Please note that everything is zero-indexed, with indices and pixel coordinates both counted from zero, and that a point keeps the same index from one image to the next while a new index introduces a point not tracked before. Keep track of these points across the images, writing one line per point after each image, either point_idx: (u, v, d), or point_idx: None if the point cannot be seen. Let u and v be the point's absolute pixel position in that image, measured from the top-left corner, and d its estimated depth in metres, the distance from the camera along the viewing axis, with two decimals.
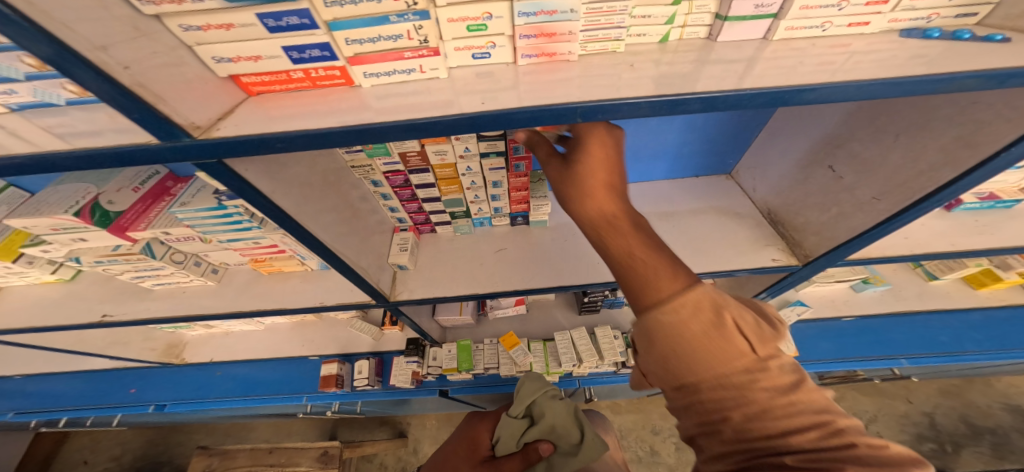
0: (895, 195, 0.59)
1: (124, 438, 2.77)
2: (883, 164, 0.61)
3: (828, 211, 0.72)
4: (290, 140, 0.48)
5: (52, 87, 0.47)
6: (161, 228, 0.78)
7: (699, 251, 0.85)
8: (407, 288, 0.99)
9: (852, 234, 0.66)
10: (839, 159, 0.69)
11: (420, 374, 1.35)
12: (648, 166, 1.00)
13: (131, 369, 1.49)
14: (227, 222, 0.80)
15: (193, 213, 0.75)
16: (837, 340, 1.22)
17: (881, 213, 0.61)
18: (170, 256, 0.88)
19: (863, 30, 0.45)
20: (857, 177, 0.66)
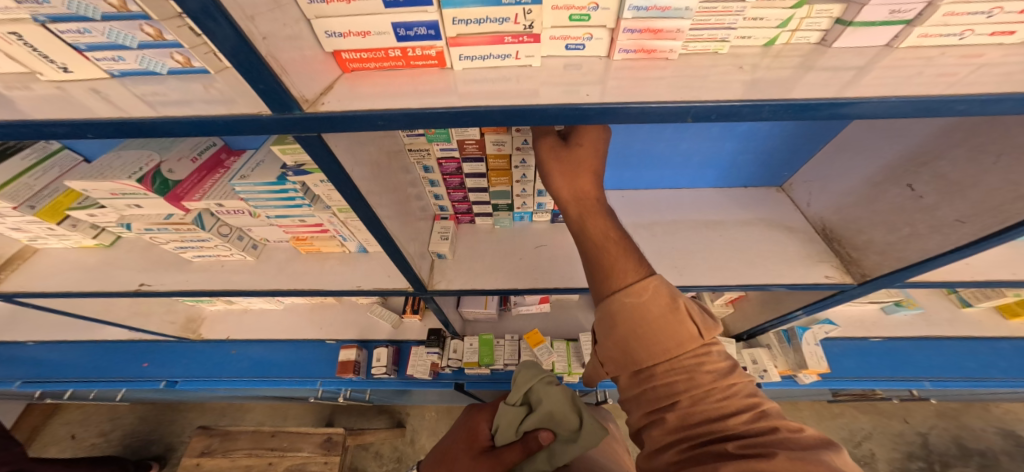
0: (983, 219, 0.60)
1: (115, 413, 2.71)
2: (976, 185, 0.62)
3: (898, 231, 0.74)
4: (392, 118, 0.47)
5: (161, 56, 0.49)
6: (213, 200, 0.81)
7: (746, 263, 0.88)
8: (446, 278, 0.98)
9: (923, 256, 0.68)
10: (920, 178, 0.71)
11: (439, 366, 1.30)
12: (696, 172, 1.07)
13: (143, 342, 1.46)
14: (281, 196, 0.80)
15: (251, 187, 0.77)
16: (862, 358, 1.26)
17: (963, 237, 0.62)
18: (218, 227, 0.89)
19: (1005, 40, 0.47)
20: (941, 198, 0.67)
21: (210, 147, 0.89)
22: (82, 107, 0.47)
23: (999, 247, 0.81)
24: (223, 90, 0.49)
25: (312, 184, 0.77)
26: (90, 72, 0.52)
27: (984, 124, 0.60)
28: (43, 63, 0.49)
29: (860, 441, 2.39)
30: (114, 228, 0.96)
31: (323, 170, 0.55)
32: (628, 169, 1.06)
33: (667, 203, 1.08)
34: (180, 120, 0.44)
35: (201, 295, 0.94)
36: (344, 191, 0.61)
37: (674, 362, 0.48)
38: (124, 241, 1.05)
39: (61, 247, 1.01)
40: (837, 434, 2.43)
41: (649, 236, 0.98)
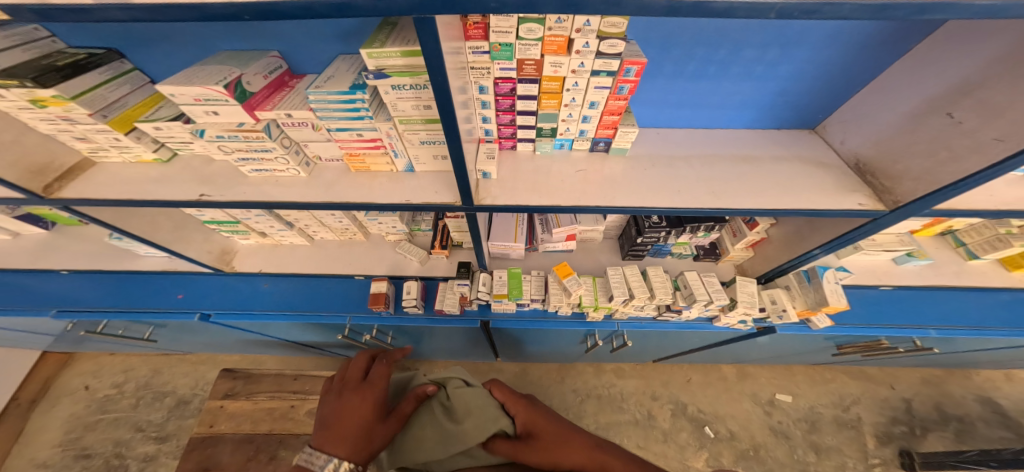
0: (1019, 135, 0.64)
1: (127, 366, 2.74)
2: (1015, 106, 0.66)
3: (935, 156, 0.79)
4: (506, 1, 0.47)
5: None
6: (283, 110, 0.88)
7: (780, 190, 0.95)
8: (491, 195, 1.02)
9: (961, 176, 0.72)
10: (962, 106, 0.75)
11: (467, 300, 1.33)
12: (735, 112, 1.11)
13: (175, 275, 1.47)
14: (348, 110, 0.86)
15: (324, 96, 0.83)
16: (872, 307, 1.33)
17: (997, 154, 0.67)
18: (281, 139, 0.93)
19: None
20: (979, 121, 0.71)
21: (276, 69, 0.99)
22: None
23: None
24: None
25: (382, 91, 0.83)
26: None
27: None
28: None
29: (847, 406, 2.56)
30: (175, 143, 1.02)
31: (426, 56, 0.59)
32: (667, 109, 1.11)
33: (703, 140, 1.13)
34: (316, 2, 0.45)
35: (256, 207, 0.97)
36: (433, 74, 0.63)
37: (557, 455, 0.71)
38: (179, 159, 1.10)
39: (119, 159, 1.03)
40: (827, 398, 2.60)
41: (686, 165, 1.06)
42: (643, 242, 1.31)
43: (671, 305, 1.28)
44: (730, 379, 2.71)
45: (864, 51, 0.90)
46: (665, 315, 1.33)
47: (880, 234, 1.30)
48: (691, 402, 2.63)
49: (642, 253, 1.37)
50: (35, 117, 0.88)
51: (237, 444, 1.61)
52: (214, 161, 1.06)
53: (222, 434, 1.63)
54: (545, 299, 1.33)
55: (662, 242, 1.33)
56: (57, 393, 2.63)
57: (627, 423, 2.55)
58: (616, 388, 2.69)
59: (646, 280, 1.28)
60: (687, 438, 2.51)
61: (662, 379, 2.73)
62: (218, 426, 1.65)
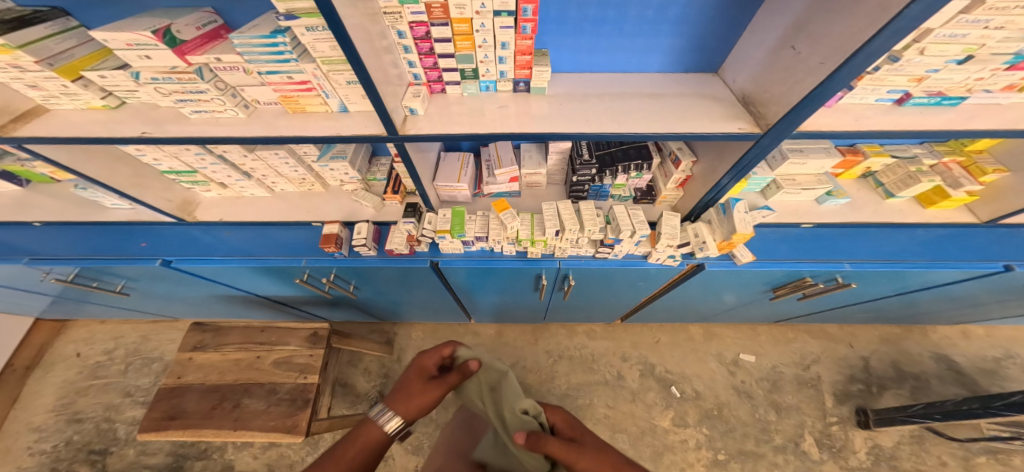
0: (835, 57, 0.71)
1: (116, 333, 2.85)
2: (829, 34, 0.73)
3: (786, 82, 0.86)
4: None
5: None
6: (213, 54, 0.94)
7: (679, 120, 1.02)
8: (416, 127, 1.07)
9: (804, 95, 0.79)
10: (800, 38, 0.81)
11: (414, 238, 1.38)
12: (644, 57, 1.18)
13: (141, 225, 1.56)
14: (272, 52, 0.91)
15: (248, 40, 0.87)
16: (794, 244, 1.41)
17: (822, 74, 0.74)
18: (215, 82, 0.97)
19: None
20: (810, 48, 0.78)
21: (211, 22, 1.02)
22: None
23: (894, 118, 0.96)
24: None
25: (298, 33, 0.86)
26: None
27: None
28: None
29: (808, 365, 2.64)
30: (123, 92, 1.05)
31: None
32: (582, 53, 1.18)
33: (619, 82, 1.20)
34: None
35: (191, 143, 1.03)
36: (322, 9, 0.67)
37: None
38: (129, 107, 1.12)
39: (69, 108, 1.08)
40: (789, 358, 2.68)
41: (599, 101, 1.14)
42: (579, 181, 1.36)
43: (603, 239, 1.35)
44: (696, 340, 2.80)
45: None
46: (602, 253, 1.41)
47: (799, 175, 1.36)
48: (658, 362, 2.71)
49: (582, 194, 1.43)
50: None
51: (204, 393, 1.72)
52: (157, 107, 1.11)
53: (189, 384, 1.74)
54: (487, 237, 1.37)
55: (598, 184, 1.39)
56: (52, 359, 2.76)
57: (598, 384, 2.63)
58: (587, 349, 2.78)
59: (578, 215, 1.33)
60: (655, 397, 2.58)
61: (631, 341, 2.81)
62: (185, 377, 1.75)
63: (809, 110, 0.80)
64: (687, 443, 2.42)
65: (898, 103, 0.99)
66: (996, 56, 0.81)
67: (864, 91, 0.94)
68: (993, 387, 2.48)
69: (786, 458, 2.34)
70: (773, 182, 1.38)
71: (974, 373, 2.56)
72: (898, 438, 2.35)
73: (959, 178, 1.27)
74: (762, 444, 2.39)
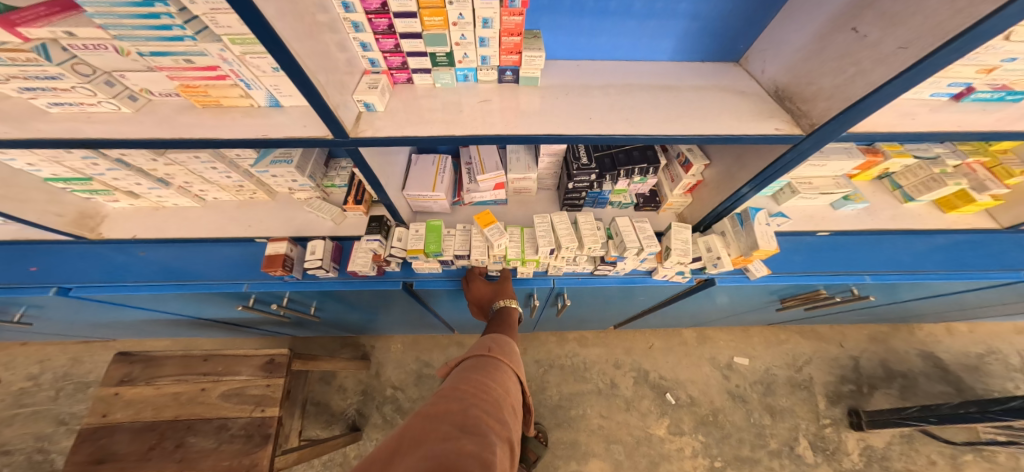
0: (925, 39, 0.55)
1: (43, 356, 2.49)
2: (917, 11, 0.56)
3: (843, 74, 0.70)
4: None
5: None
6: (62, 27, 0.67)
7: (701, 118, 0.85)
8: (373, 127, 0.86)
9: (871, 89, 0.63)
10: (865, 18, 0.65)
11: (382, 259, 1.19)
12: (652, 41, 0.99)
13: (36, 245, 1.25)
14: (150, 26, 0.67)
15: (110, 8, 0.63)
16: (808, 254, 1.28)
17: (906, 62, 0.58)
18: (73, 66, 0.73)
19: None
20: (882, 30, 0.62)
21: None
22: None
23: (948, 118, 0.81)
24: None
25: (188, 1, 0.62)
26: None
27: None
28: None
29: (801, 366, 2.60)
30: None
31: None
32: (581, 36, 0.98)
33: (623, 72, 1.01)
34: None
35: (61, 146, 0.78)
36: None
37: (507, 418, 0.68)
38: None
39: None
40: (782, 359, 2.63)
41: (601, 94, 0.95)
42: (575, 188, 1.18)
43: (604, 255, 1.18)
44: (690, 343, 2.71)
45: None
46: (600, 269, 1.24)
47: (816, 178, 1.23)
48: (652, 368, 2.61)
49: (578, 203, 1.25)
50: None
51: (137, 432, 1.46)
52: (9, 98, 0.82)
53: (118, 422, 1.47)
54: (468, 256, 1.17)
55: (597, 190, 1.21)
56: None
57: (590, 393, 2.51)
58: (579, 357, 2.64)
59: (576, 230, 1.16)
60: (649, 405, 2.48)
61: (624, 346, 2.70)
62: (113, 414, 1.48)
63: (879, 106, 0.64)
64: (683, 452, 2.33)
65: (956, 98, 0.85)
66: None
67: (922, 85, 0.78)
68: (977, 384, 2.51)
69: (781, 463, 2.29)
70: (788, 185, 1.24)
71: (958, 369, 2.58)
72: (890, 439, 2.36)
73: (984, 181, 1.17)
74: (758, 450, 2.33)
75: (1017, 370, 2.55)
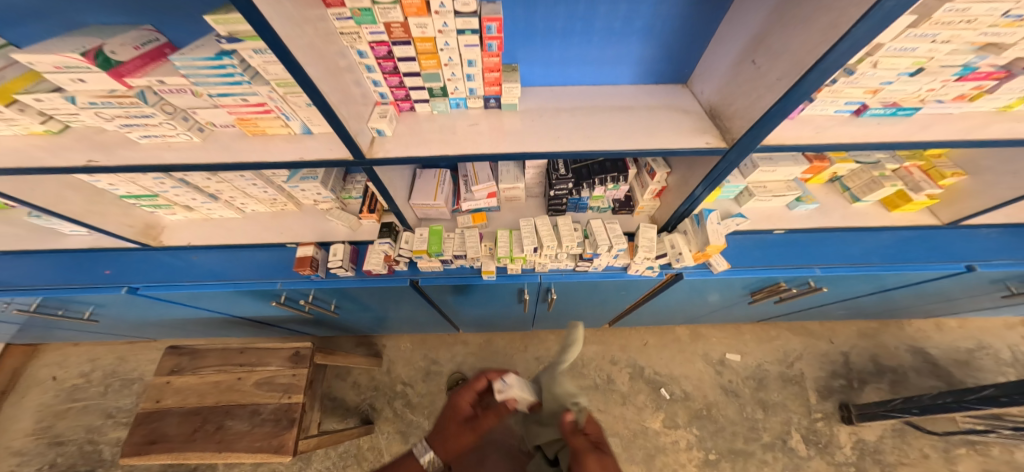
0: (790, 74, 0.74)
1: (93, 355, 2.77)
2: (785, 52, 0.76)
3: (748, 97, 0.89)
4: None
5: None
6: (155, 77, 0.90)
7: (649, 135, 1.03)
8: (384, 149, 1.07)
9: (763, 110, 0.82)
10: (760, 54, 0.84)
11: (392, 259, 1.40)
12: (612, 69, 1.19)
13: (107, 252, 1.51)
14: (218, 72, 0.88)
15: (190, 62, 0.84)
16: (767, 250, 1.45)
17: (781, 90, 0.77)
18: (161, 106, 0.95)
19: None
20: (769, 65, 0.81)
21: (152, 41, 0.96)
22: None
23: (851, 131, 1.00)
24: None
25: (246, 56, 0.84)
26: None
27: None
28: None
29: (792, 362, 2.70)
30: (67, 116, 0.98)
31: (248, 20, 0.62)
32: (553, 66, 1.19)
33: (590, 95, 1.21)
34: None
35: (147, 171, 1.01)
36: (274, 45, 0.68)
37: None
38: (72, 131, 1.06)
39: (9, 134, 1.01)
40: (773, 355, 2.73)
41: (569, 116, 1.14)
42: (557, 195, 1.37)
43: (582, 253, 1.37)
44: (683, 340, 2.84)
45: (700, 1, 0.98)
46: (581, 265, 1.42)
47: (770, 182, 1.39)
48: (647, 365, 2.74)
49: (561, 208, 1.44)
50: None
51: (184, 416, 1.68)
52: (107, 132, 1.06)
53: (168, 408, 1.70)
54: (465, 255, 1.37)
55: (576, 196, 1.39)
56: (27, 383, 2.67)
57: (587, 388, 2.65)
58: (577, 354, 2.79)
59: (556, 231, 1.35)
60: (645, 400, 2.60)
61: (620, 344, 2.84)
62: (164, 400, 1.71)
63: (771, 124, 0.83)
64: (678, 444, 2.45)
65: (857, 114, 1.04)
66: (945, 68, 0.84)
67: (823, 103, 0.99)
68: (968, 379, 2.57)
69: (774, 455, 2.39)
70: (746, 189, 1.40)
71: (949, 364, 2.64)
72: (881, 432, 2.43)
73: (919, 182, 1.32)
74: (751, 442, 2.44)
75: (1007, 364, 2.61)
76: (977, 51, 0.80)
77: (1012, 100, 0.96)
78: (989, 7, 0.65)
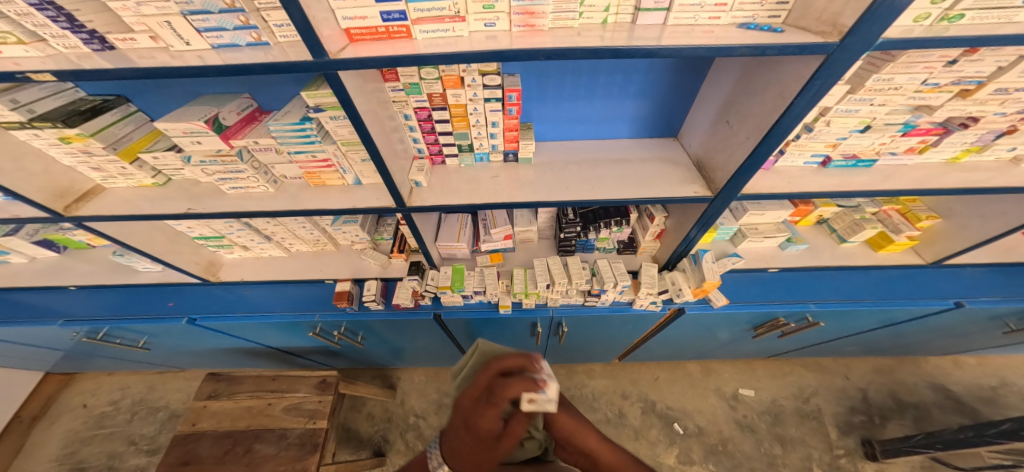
0: (755, 134, 0.91)
1: (125, 384, 2.90)
2: (750, 115, 0.93)
3: (726, 152, 1.05)
4: (379, 60, 0.76)
5: (242, 34, 0.80)
6: (252, 138, 1.09)
7: (647, 185, 1.19)
8: (421, 198, 1.26)
9: (738, 165, 0.98)
10: (732, 116, 1.02)
11: (419, 293, 1.54)
12: (613, 126, 1.39)
13: (169, 286, 1.71)
14: (302, 134, 1.07)
15: (282, 126, 1.04)
16: (763, 286, 1.57)
17: (750, 147, 0.93)
18: (252, 162, 1.13)
19: (719, 22, 0.78)
20: (739, 125, 0.98)
21: (249, 107, 1.19)
22: (197, 60, 0.78)
23: (822, 178, 1.16)
24: (281, 50, 0.80)
25: (324, 121, 1.03)
26: (199, 45, 0.82)
27: (749, 70, 0.92)
28: (176, 39, 0.80)
29: (807, 397, 2.66)
30: (171, 171, 1.20)
31: (336, 92, 0.84)
32: (563, 124, 1.39)
33: (594, 148, 1.40)
34: (262, 64, 0.75)
35: (227, 217, 1.19)
36: (349, 110, 0.89)
37: None
38: (173, 183, 1.27)
39: (121, 187, 1.24)
40: (788, 390, 2.70)
41: (577, 168, 1.32)
42: (566, 238, 1.53)
43: (591, 290, 1.51)
44: (694, 375, 2.84)
45: (681, 73, 1.19)
46: (590, 301, 1.55)
47: (761, 224, 1.54)
48: (659, 399, 2.74)
49: (570, 249, 1.59)
50: (60, 152, 1.05)
51: (217, 439, 1.78)
52: (195, 184, 1.27)
53: (203, 431, 1.80)
54: (484, 291, 1.52)
55: (584, 238, 1.55)
56: (59, 410, 2.79)
57: (599, 423, 2.65)
58: (588, 388, 2.81)
59: (567, 269, 1.49)
60: (658, 435, 2.59)
61: (631, 378, 2.86)
62: (200, 423, 1.83)
63: (747, 175, 0.98)
64: None
65: (823, 164, 1.20)
66: (889, 125, 1.04)
67: (794, 155, 1.16)
68: (993, 416, 2.50)
69: None
70: (739, 231, 1.55)
71: (973, 402, 2.58)
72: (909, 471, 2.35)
73: (898, 224, 1.47)
74: None
75: None
76: (914, 111, 1.00)
77: (960, 151, 1.15)
78: (909, 77, 0.86)
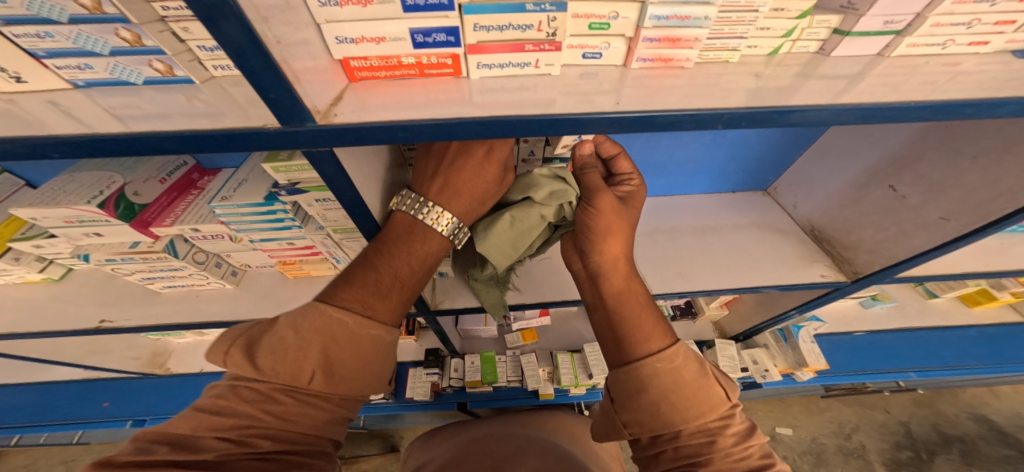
0: (967, 214, 0.63)
1: (69, 455, 2.44)
2: (957, 183, 0.65)
3: (885, 230, 0.77)
4: (417, 130, 0.40)
5: (136, 64, 0.43)
6: (188, 225, 0.69)
7: (751, 266, 0.90)
8: (450, 297, 0.90)
9: (914, 251, 0.71)
10: (902, 180, 0.74)
11: (439, 386, 1.25)
12: (690, 179, 1.08)
13: (104, 381, 1.33)
14: (268, 221, 0.71)
15: (234, 209, 0.67)
16: (852, 352, 1.31)
17: (950, 233, 0.66)
18: (193, 255, 0.78)
19: (979, 49, 0.49)
20: (921, 196, 0.70)
21: (179, 166, 0.78)
22: (52, 115, 0.41)
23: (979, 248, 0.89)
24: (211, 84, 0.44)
25: (305, 204, 0.66)
26: (49, 81, 0.44)
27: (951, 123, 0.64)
28: None
29: (849, 434, 2.43)
30: (69, 260, 0.82)
31: (324, 179, 0.47)
32: None
33: (666, 211, 1.09)
34: (168, 134, 0.36)
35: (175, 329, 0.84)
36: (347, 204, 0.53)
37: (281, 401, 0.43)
38: (79, 273, 0.90)
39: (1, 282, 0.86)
40: (828, 428, 2.46)
41: (650, 243, 0.99)
42: None
43: None
44: None
45: None
46: None
47: None
48: None
49: None
50: None
51: None
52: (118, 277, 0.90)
53: None
54: (521, 382, 1.24)
55: None
56: None
57: None
58: None
59: None
60: None
61: None
62: None
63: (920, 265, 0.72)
64: None
65: None
66: None
67: None
68: None
69: None
70: None
71: (1016, 432, 2.46)
72: None
73: (1000, 279, 1.22)
74: None
75: None
76: None
77: None
78: None
